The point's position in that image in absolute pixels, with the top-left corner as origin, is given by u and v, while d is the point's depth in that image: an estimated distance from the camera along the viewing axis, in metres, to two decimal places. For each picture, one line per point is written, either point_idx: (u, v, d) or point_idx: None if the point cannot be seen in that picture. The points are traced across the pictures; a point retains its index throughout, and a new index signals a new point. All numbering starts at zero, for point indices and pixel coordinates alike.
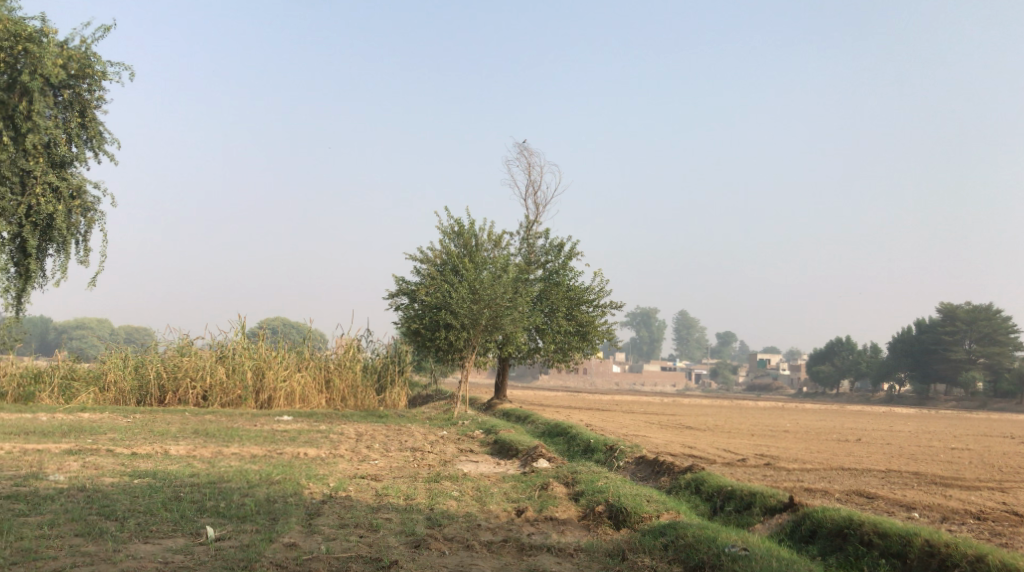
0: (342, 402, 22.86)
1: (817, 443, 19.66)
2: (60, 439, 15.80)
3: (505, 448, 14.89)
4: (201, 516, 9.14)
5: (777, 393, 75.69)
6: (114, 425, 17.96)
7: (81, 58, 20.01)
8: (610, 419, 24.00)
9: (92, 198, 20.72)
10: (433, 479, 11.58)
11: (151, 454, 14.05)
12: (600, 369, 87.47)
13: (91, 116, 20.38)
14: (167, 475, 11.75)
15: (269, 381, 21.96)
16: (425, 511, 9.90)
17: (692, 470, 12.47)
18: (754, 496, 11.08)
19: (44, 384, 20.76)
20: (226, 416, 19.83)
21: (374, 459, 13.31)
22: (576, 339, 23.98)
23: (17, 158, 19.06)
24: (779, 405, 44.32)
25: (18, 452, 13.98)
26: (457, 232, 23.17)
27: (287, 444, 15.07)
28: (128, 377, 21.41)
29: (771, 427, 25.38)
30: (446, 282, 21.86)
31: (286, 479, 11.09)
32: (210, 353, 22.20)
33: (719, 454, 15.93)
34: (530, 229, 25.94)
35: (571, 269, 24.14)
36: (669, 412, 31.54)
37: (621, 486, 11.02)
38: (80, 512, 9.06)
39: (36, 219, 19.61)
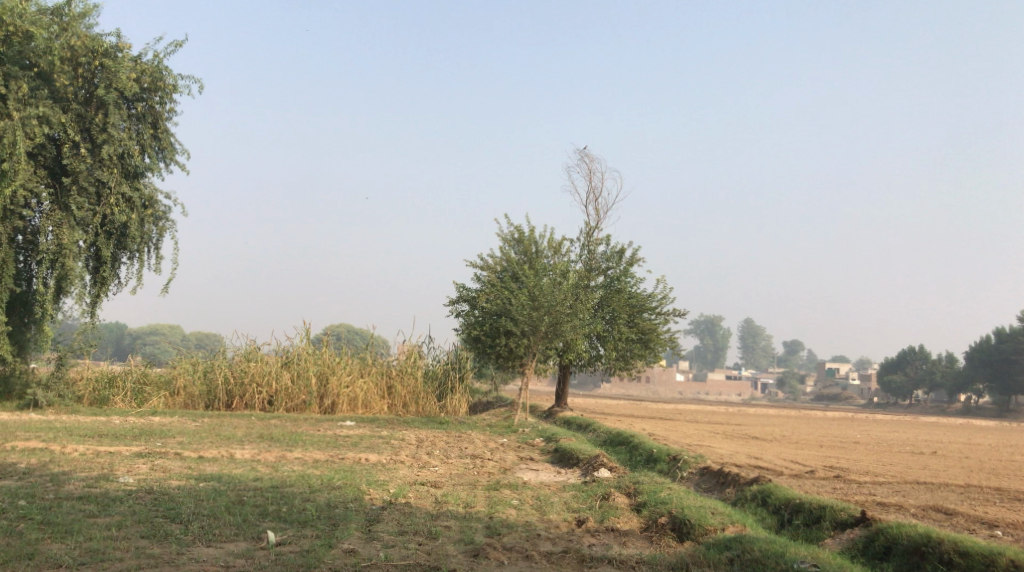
0: (404, 408, 22.93)
1: (889, 455, 19.10)
2: (130, 441, 16.13)
3: (566, 456, 14.77)
4: (263, 521, 9.20)
5: (847, 404, 74.06)
6: (183, 429, 18.28)
7: (154, 72, 20.41)
8: (674, 429, 23.67)
9: (164, 207, 21.19)
10: (493, 487, 11.51)
11: (217, 458, 14.25)
12: (663, 378, 86.61)
13: (163, 127, 20.86)
14: (232, 478, 11.88)
15: (333, 387, 22.20)
16: (484, 519, 9.83)
17: (758, 482, 12.19)
18: (823, 510, 10.77)
19: (117, 388, 21.27)
20: (291, 421, 20.05)
21: (434, 466, 13.30)
22: (638, 346, 23.71)
23: (93, 169, 19.46)
24: (850, 416, 43.23)
25: (90, 453, 14.29)
26: (517, 239, 23.12)
27: (350, 450, 15.15)
28: (197, 381, 21.79)
29: (841, 438, 24.76)
30: (507, 289, 21.81)
31: (347, 485, 11.12)
32: (276, 359, 22.50)
33: (785, 465, 15.58)
34: (592, 235, 25.77)
35: (632, 276, 23.90)
36: (735, 422, 31.02)
37: (684, 498, 10.81)
38: (146, 514, 9.19)
39: (111, 228, 20.13)
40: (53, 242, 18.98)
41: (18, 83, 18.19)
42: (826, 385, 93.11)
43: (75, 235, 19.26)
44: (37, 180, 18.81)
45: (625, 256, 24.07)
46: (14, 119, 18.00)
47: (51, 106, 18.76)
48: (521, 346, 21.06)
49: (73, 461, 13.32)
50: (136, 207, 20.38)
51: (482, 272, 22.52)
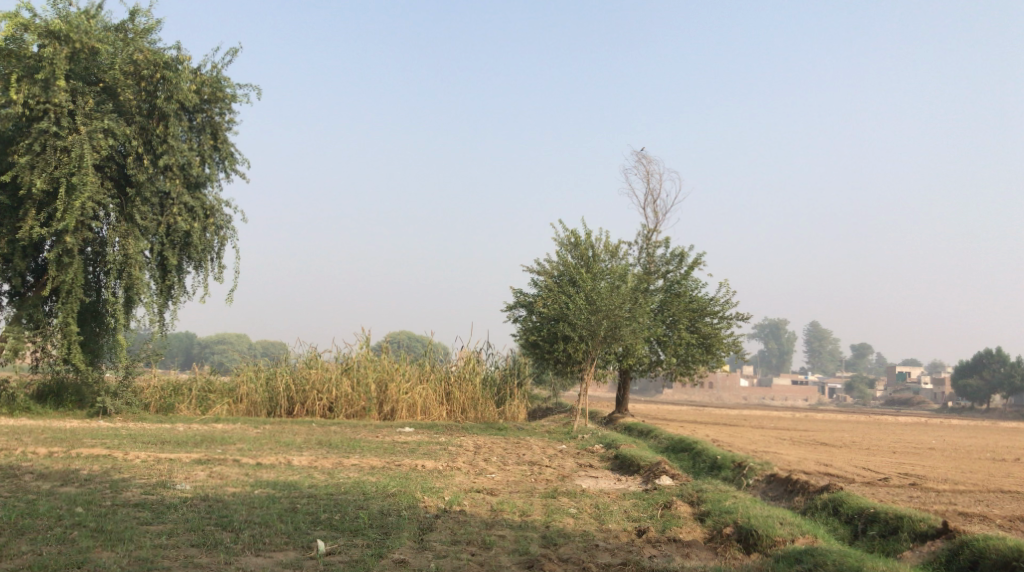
0: (463, 414, 22.70)
1: (967, 462, 18.31)
2: (191, 448, 16.19)
3: (626, 463, 14.40)
4: (315, 529, 9.02)
5: (920, 409, 72.04)
6: (243, 436, 18.31)
7: (213, 83, 20.58)
8: (738, 435, 23.13)
9: (225, 216, 21.30)
10: (550, 494, 11.21)
11: (275, 464, 14.19)
12: (728, 383, 85.28)
13: (223, 137, 20.96)
14: (288, 486, 11.76)
15: (392, 393, 22.12)
16: (540, 529, 9.52)
17: (828, 490, 11.69)
18: (901, 520, 10.26)
19: (183, 396, 21.42)
20: (350, 427, 19.99)
21: (491, 473, 13.03)
22: (699, 351, 23.18)
23: (156, 179, 19.69)
24: (925, 421, 41.81)
25: (151, 460, 14.34)
26: (574, 243, 22.80)
27: (407, 456, 14.97)
28: (260, 389, 21.84)
29: (915, 444, 23.91)
30: (564, 293, 21.53)
31: (401, 492, 10.91)
32: (335, 366, 22.50)
33: (857, 472, 14.98)
34: (650, 237, 25.34)
35: (692, 279, 23.42)
36: (802, 427, 30.19)
37: (750, 506, 10.37)
38: (198, 522, 9.08)
39: (175, 238, 20.25)
40: (120, 252, 19.24)
41: (84, 98, 18.68)
42: (896, 390, 90.72)
43: (140, 245, 19.47)
44: (104, 193, 19.02)
45: (685, 259, 23.59)
46: (81, 133, 18.35)
47: (116, 119, 19.01)
48: (580, 350, 20.75)
49: (134, 468, 13.35)
50: (198, 216, 20.45)
51: (539, 276, 22.26)
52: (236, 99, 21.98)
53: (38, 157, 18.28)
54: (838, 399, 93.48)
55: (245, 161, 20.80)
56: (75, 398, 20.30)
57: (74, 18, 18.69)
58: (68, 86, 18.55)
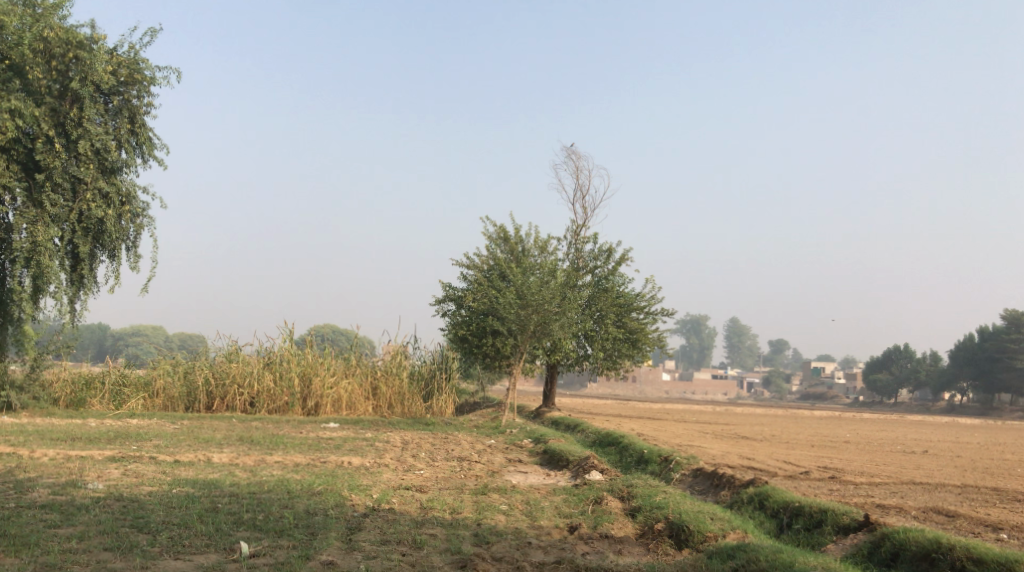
0: (389, 409, 22.41)
1: (884, 455, 18.76)
2: (105, 445, 15.59)
3: (555, 457, 14.35)
4: (237, 530, 8.71)
5: (835, 402, 73.96)
6: (161, 432, 17.75)
7: (131, 64, 19.85)
8: (663, 429, 23.32)
9: (142, 203, 20.60)
10: (480, 491, 11.06)
11: (194, 462, 13.74)
12: (651, 377, 86.35)
13: (140, 121, 20.26)
14: (208, 484, 11.38)
15: (316, 388, 21.71)
16: (472, 526, 9.37)
17: (754, 484, 11.79)
18: (825, 513, 10.40)
19: (95, 390, 20.68)
20: (273, 423, 19.55)
21: (419, 469, 12.83)
22: (626, 346, 23.29)
23: (69, 163, 18.89)
24: (837, 415, 42.94)
25: (61, 458, 13.75)
26: (503, 237, 22.66)
27: (332, 452, 14.65)
28: (178, 383, 21.24)
29: (833, 437, 24.47)
30: (494, 287, 21.37)
31: (328, 490, 10.64)
32: (257, 360, 21.94)
33: (780, 466, 15.18)
34: (578, 233, 25.33)
35: (620, 275, 23.51)
36: (724, 421, 30.66)
37: (680, 501, 10.37)
38: (111, 524, 8.68)
39: (88, 225, 19.45)
40: (28, 240, 18.43)
41: None
42: (813, 384, 93.10)
43: (50, 232, 18.66)
44: (10, 177, 18.23)
45: (613, 254, 23.67)
46: None
47: (24, 100, 18.18)
48: (508, 345, 20.66)
49: (43, 467, 12.77)
50: (113, 203, 19.74)
51: (468, 270, 22.05)
52: (155, 83, 21.24)
53: None
54: (756, 393, 95.49)
55: (165, 147, 19.15)
56: None
57: None
58: None
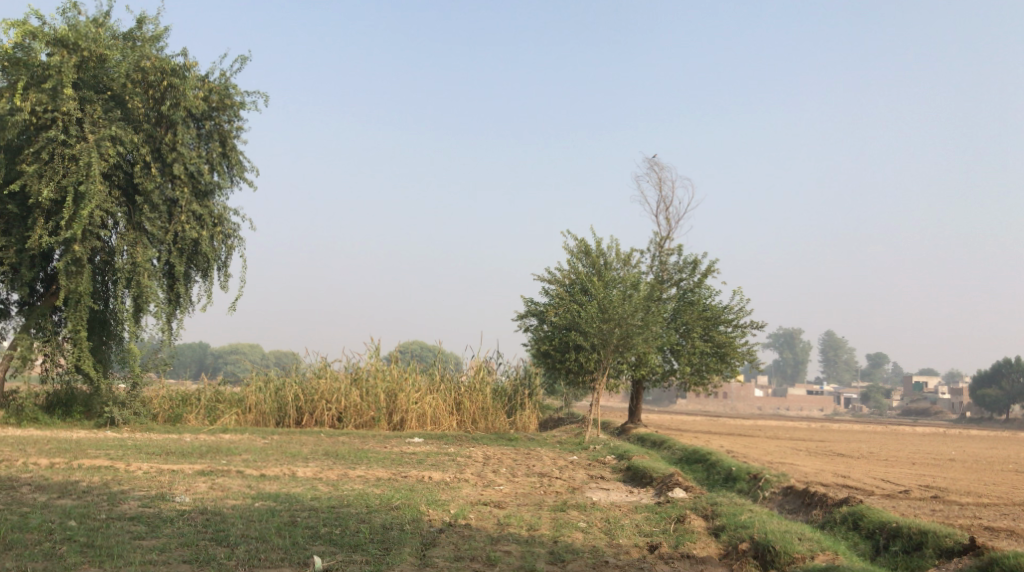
0: (473, 424, 22.35)
1: (989, 474, 17.82)
2: (196, 459, 15.89)
3: (639, 474, 14.04)
4: (313, 544, 8.70)
5: (938, 419, 71.13)
6: (250, 446, 18.03)
7: (222, 90, 20.37)
8: (753, 446, 22.69)
9: (233, 225, 21.04)
10: (560, 508, 10.85)
11: (279, 476, 13.88)
12: (742, 393, 84.66)
13: (231, 145, 20.72)
14: (290, 498, 11.44)
15: (402, 403, 21.79)
16: (547, 544, 9.16)
17: (848, 503, 11.28)
18: (925, 535, 9.87)
19: (191, 406, 21.14)
20: (359, 437, 19.70)
21: (499, 485, 12.68)
22: (712, 360, 22.79)
23: (165, 186, 19.52)
24: (941, 432, 41.17)
25: (153, 472, 14.04)
26: (586, 251, 22.45)
27: (414, 467, 14.63)
28: (269, 399, 21.58)
29: (934, 455, 23.41)
30: (576, 302, 21.15)
31: (405, 505, 10.57)
32: (345, 376, 22.18)
33: (876, 484, 14.55)
34: (662, 245, 24.96)
35: (706, 287, 23.03)
36: (819, 438, 29.66)
37: (766, 521, 9.97)
38: (192, 536, 8.76)
39: (183, 246, 19.99)
40: (128, 261, 19.00)
41: (92, 106, 18.46)
42: (913, 399, 89.89)
43: (148, 253, 19.24)
44: (113, 201, 18.80)
45: (699, 267, 23.21)
46: (88, 141, 18.15)
47: (124, 127, 18.76)
48: (592, 360, 20.39)
49: (135, 480, 13.09)
50: (206, 225, 20.22)
51: (550, 285, 21.92)
52: (245, 107, 21.72)
53: (46, 165, 18.07)
54: (854, 409, 92.69)
55: (254, 169, 20.31)
56: (83, 409, 20.05)
57: (82, 26, 18.48)
58: (76, 94, 18.37)
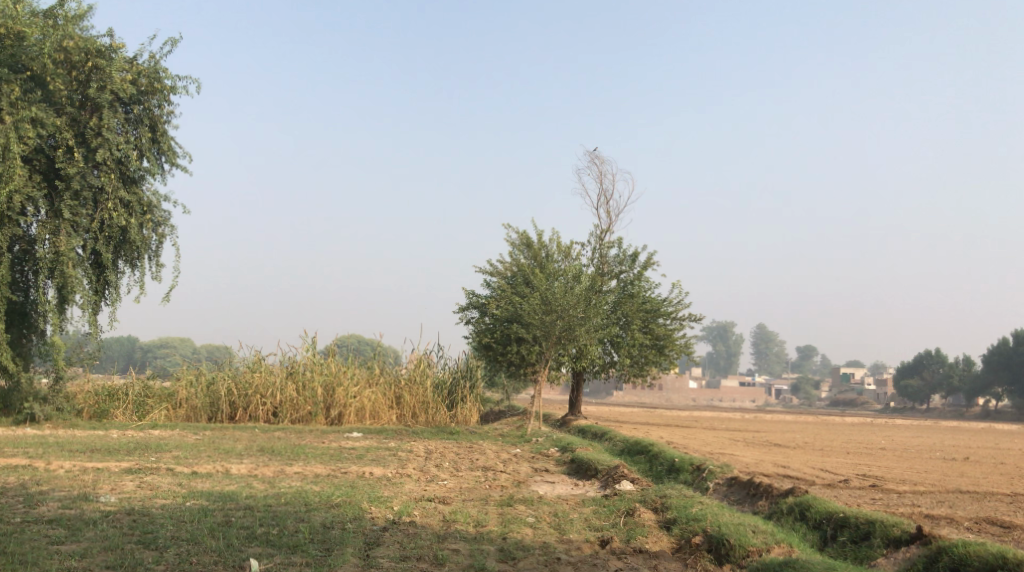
0: (413, 418, 21.95)
1: (924, 462, 18.05)
2: (123, 456, 15.24)
3: (583, 467, 13.83)
4: (249, 545, 8.27)
5: (866, 409, 72.71)
6: (182, 443, 17.37)
7: (151, 74, 19.57)
8: (693, 437, 22.73)
9: (164, 213, 20.26)
10: (506, 502, 10.56)
11: (212, 473, 13.35)
12: (676, 385, 85.49)
13: (162, 130, 19.94)
14: (224, 497, 10.96)
15: (340, 397, 21.30)
16: (496, 541, 8.87)
17: (794, 493, 11.20)
18: (873, 525, 9.82)
19: (119, 401, 20.35)
20: (296, 433, 19.19)
21: (442, 480, 12.35)
22: (651, 352, 22.74)
23: (87, 172, 18.53)
24: (870, 420, 42.01)
25: (77, 470, 13.38)
26: (526, 243, 22.21)
27: (353, 462, 14.21)
28: (201, 394, 20.90)
29: (869, 444, 23.72)
30: (518, 294, 20.86)
31: (346, 502, 10.18)
32: (281, 369, 21.59)
33: (818, 474, 14.57)
34: (604, 236, 24.86)
35: (646, 280, 22.97)
36: (755, 429, 29.93)
37: (718, 513, 9.79)
38: (117, 540, 8.26)
39: (110, 234, 19.19)
40: (50, 250, 18.20)
41: (11, 87, 17.38)
42: (842, 390, 91.85)
43: (72, 242, 18.44)
44: (33, 187, 17.98)
45: (638, 259, 23.14)
46: (7, 123, 17.16)
47: (44, 109, 17.95)
48: (533, 352, 20.15)
49: (57, 479, 12.44)
50: (135, 212, 19.45)
51: (491, 277, 21.65)
52: (175, 92, 20.98)
53: None
54: (785, 400, 94.36)
55: (186, 155, 19.21)
56: (0, 406, 19.02)
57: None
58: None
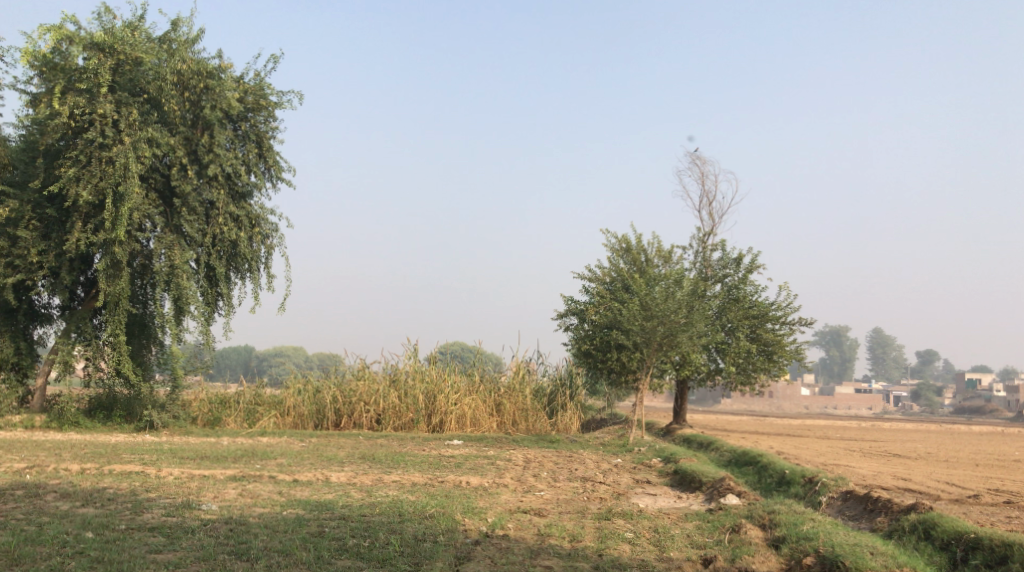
0: (513, 426, 21.69)
1: None
2: (229, 463, 15.42)
3: (686, 478, 13.31)
4: (339, 558, 8.12)
5: (994, 417, 69.05)
6: (287, 450, 17.52)
7: (257, 91, 19.96)
8: (805, 447, 21.80)
9: (271, 226, 20.53)
10: (604, 516, 10.16)
11: (312, 481, 13.36)
12: (789, 392, 83.00)
13: (268, 146, 20.18)
14: (321, 505, 10.90)
15: (441, 404, 21.20)
16: (592, 558, 8.49)
17: (917, 510, 10.47)
18: (1010, 547, 9.10)
19: (230, 409, 20.73)
20: (398, 440, 19.16)
21: (540, 491, 12.03)
22: (760, 359, 21.86)
23: (201, 188, 19.07)
24: (1001, 429, 39.70)
25: (184, 477, 13.57)
26: (625, 248, 21.75)
27: (452, 471, 14.02)
28: (308, 401, 21.13)
29: (998, 455, 22.30)
30: (618, 300, 20.42)
31: (439, 514, 9.96)
32: (384, 377, 21.71)
33: (941, 488, 13.62)
34: (705, 239, 24.14)
35: (752, 283, 22.19)
36: (874, 438, 28.61)
37: (833, 532, 9.18)
38: (211, 549, 8.23)
39: (221, 248, 19.56)
40: (166, 264, 18.62)
41: (129, 109, 17.95)
42: (967, 397, 87.50)
43: (186, 255, 18.85)
44: (150, 204, 18.43)
45: (743, 262, 22.39)
46: (125, 144, 17.72)
47: (160, 129, 18.37)
48: (634, 359, 19.67)
49: (164, 486, 12.63)
50: (244, 225, 19.76)
51: (591, 283, 21.25)
52: (280, 107, 21.29)
53: (84, 168, 17.78)
54: (904, 407, 90.64)
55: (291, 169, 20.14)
56: (124, 412, 19.60)
57: (119, 30, 18.12)
58: (113, 97, 17.95)
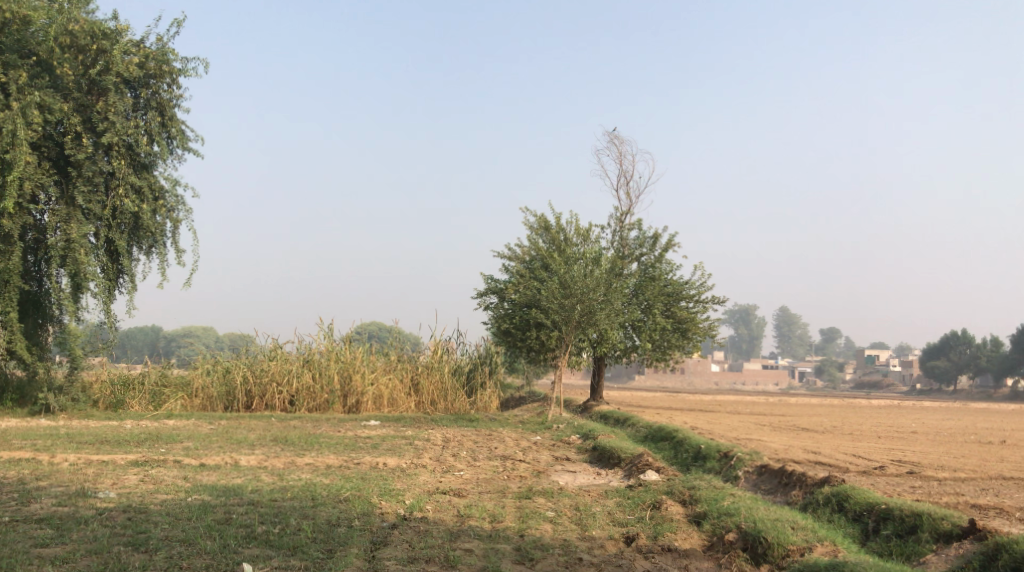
0: (432, 405, 21.38)
1: (960, 445, 17.30)
2: (132, 448, 14.74)
3: (605, 455, 13.22)
4: (246, 547, 7.74)
5: (892, 392, 71.72)
6: (194, 433, 16.83)
7: (160, 56, 18.95)
8: (718, 422, 22.06)
9: (176, 198, 19.66)
10: (524, 495, 9.96)
11: (220, 465, 12.82)
12: (700, 369, 84.52)
13: (171, 114, 19.28)
14: (229, 490, 10.43)
15: (357, 385, 20.75)
16: (513, 539, 8.27)
17: (831, 483, 10.56)
18: (919, 518, 9.24)
19: (135, 391, 19.83)
20: (312, 421, 18.66)
21: (459, 470, 11.78)
22: (675, 336, 22.01)
23: (99, 158, 18.05)
24: (897, 402, 41.19)
25: (80, 463, 12.87)
26: (544, 227, 21.57)
27: (368, 453, 13.63)
28: (217, 383, 20.46)
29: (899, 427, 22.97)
30: (537, 279, 20.18)
31: (354, 496, 9.62)
32: (297, 357, 21.11)
33: (851, 461, 13.86)
34: (623, 218, 24.12)
35: (667, 262, 22.28)
36: (783, 413, 29.19)
37: (753, 507, 9.14)
38: (106, 541, 7.76)
39: (122, 220, 18.66)
40: (62, 237, 17.66)
41: (18, 72, 16.91)
42: (867, 372, 90.56)
43: (84, 229, 17.89)
44: (43, 174, 17.43)
45: (659, 241, 22.43)
46: (13, 108, 16.67)
47: (52, 95, 17.41)
48: (553, 337, 19.50)
49: (59, 473, 11.93)
50: (147, 197, 18.89)
51: (509, 262, 21.02)
52: (184, 74, 20.38)
53: None
54: (810, 382, 93.27)
55: (199, 139, 18.41)
56: (17, 396, 18.62)
57: None
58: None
